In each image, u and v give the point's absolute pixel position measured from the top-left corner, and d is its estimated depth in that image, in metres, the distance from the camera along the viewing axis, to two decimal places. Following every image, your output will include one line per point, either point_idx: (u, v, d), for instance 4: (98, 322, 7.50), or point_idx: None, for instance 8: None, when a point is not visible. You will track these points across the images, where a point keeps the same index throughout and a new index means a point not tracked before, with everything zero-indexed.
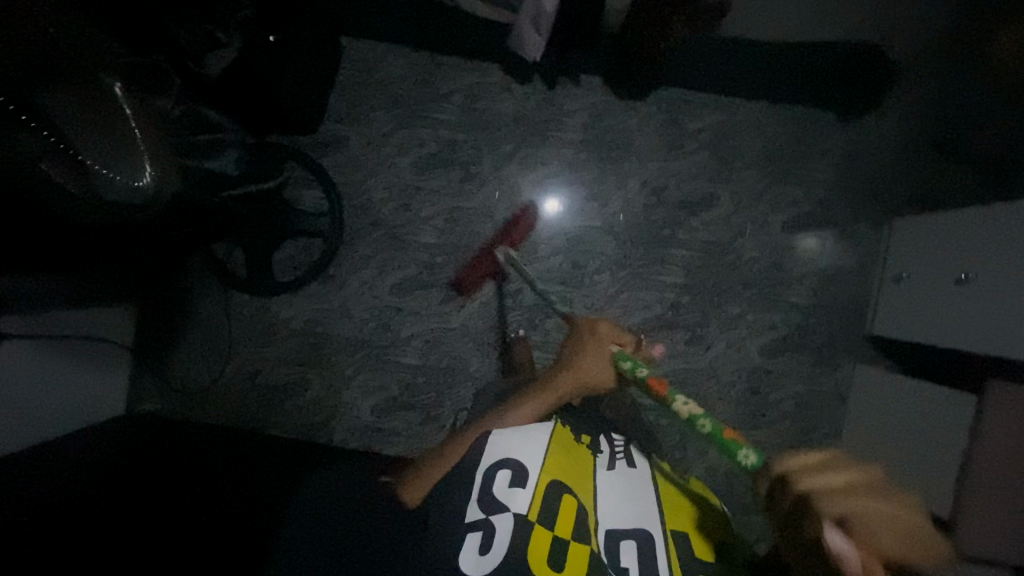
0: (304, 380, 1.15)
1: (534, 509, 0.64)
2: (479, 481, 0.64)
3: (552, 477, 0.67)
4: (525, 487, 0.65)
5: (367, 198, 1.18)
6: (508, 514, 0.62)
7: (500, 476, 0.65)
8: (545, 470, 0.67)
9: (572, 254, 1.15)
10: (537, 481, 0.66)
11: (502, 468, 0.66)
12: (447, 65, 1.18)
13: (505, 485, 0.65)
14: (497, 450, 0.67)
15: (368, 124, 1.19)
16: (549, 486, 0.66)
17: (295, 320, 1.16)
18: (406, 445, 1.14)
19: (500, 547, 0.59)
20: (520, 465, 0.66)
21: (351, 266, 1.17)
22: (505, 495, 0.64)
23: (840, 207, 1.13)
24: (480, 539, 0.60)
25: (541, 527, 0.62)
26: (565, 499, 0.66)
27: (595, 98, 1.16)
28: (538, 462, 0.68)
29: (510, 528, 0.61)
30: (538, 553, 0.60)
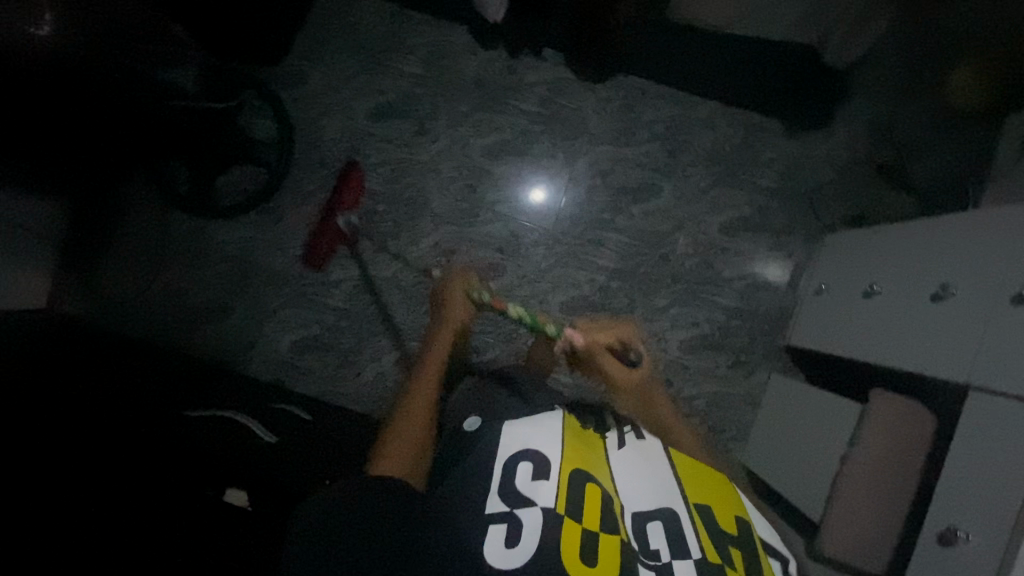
0: (227, 308, 1.15)
1: (561, 500, 0.55)
2: (499, 470, 0.58)
3: (576, 469, 0.60)
4: (550, 480, 0.58)
5: (319, 137, 1.17)
6: (536, 508, 0.54)
7: (523, 469, 0.58)
8: (566, 460, 0.61)
9: (512, 224, 1.16)
10: (561, 471, 0.59)
11: (523, 459, 0.59)
12: (417, 16, 1.17)
13: (528, 478, 0.57)
14: (515, 442, 0.61)
15: (330, 64, 1.18)
16: (573, 476, 0.59)
17: (229, 247, 1.16)
18: (321, 386, 1.14)
19: (530, 539, 0.51)
20: (540, 458, 0.60)
21: (293, 204, 1.17)
22: (529, 489, 0.56)
23: (777, 214, 1.15)
24: (505, 534, 0.51)
25: (571, 520, 0.54)
26: (590, 488, 0.58)
27: (556, 74, 1.16)
28: (558, 451, 0.61)
29: (540, 522, 0.52)
30: (570, 547, 0.51)
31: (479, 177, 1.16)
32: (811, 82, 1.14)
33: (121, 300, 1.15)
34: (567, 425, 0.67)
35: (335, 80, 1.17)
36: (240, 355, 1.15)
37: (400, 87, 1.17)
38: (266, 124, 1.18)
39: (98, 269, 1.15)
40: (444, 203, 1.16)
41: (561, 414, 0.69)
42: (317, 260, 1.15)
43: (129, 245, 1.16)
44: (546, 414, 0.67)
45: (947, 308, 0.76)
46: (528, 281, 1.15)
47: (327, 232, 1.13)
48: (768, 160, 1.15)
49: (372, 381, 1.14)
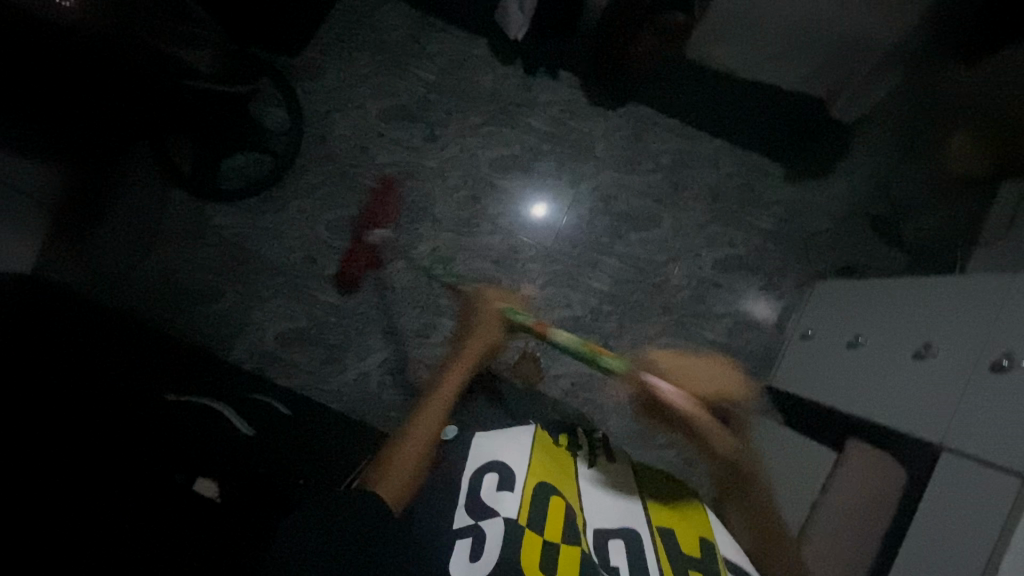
0: (218, 292, 1.14)
1: (523, 513, 0.61)
2: (467, 485, 0.64)
3: (541, 481, 0.65)
4: (513, 492, 0.63)
5: (329, 132, 1.17)
6: (498, 519, 0.59)
7: (487, 481, 0.64)
8: (532, 473, 0.66)
9: (511, 239, 1.16)
10: (525, 483, 0.64)
11: (489, 472, 0.65)
12: (440, 25, 1.19)
13: (493, 489, 0.63)
14: (484, 454, 0.67)
15: (348, 61, 1.18)
16: (537, 489, 0.64)
17: (227, 231, 1.16)
18: (303, 380, 1.13)
19: (491, 550, 0.56)
20: (506, 470, 0.65)
21: (296, 195, 1.17)
22: (493, 500, 0.62)
23: (772, 256, 1.17)
24: (470, 547, 0.57)
25: (532, 531, 0.59)
26: (554, 501, 0.63)
27: (571, 96, 1.18)
28: (524, 464, 0.66)
29: (501, 534, 0.58)
30: (530, 555, 0.56)
31: (483, 189, 1.17)
32: (816, 131, 1.16)
33: (111, 271, 1.14)
34: (539, 441, 0.71)
35: (352, 77, 1.18)
36: (223, 340, 1.13)
37: (415, 91, 1.18)
38: (278, 113, 1.18)
39: (90, 237, 1.13)
40: (447, 210, 1.17)
41: (535, 430, 0.72)
42: (348, 281, 1.15)
43: (124, 218, 1.14)
44: (519, 429, 0.71)
45: (927, 367, 0.78)
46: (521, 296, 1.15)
47: (358, 256, 1.16)
48: (767, 203, 1.17)
49: (354, 381, 1.14)
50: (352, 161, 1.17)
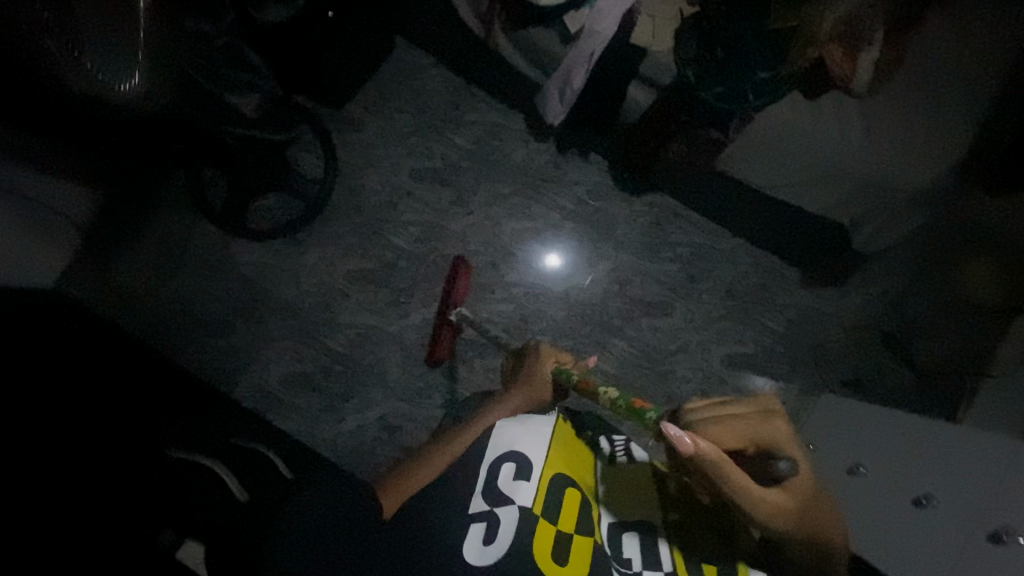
0: (229, 326, 1.16)
1: (538, 503, 0.66)
2: (485, 470, 0.70)
3: (557, 473, 0.70)
4: (530, 481, 0.68)
5: (360, 183, 1.20)
6: (515, 506, 0.65)
7: (506, 469, 0.69)
8: (550, 464, 0.70)
9: (522, 310, 1.17)
10: (542, 474, 0.69)
11: (508, 461, 0.70)
12: (479, 95, 1.23)
13: (511, 477, 0.68)
14: (506, 442, 0.72)
15: (388, 119, 1.22)
16: (553, 480, 0.69)
17: (248, 267, 1.18)
18: (298, 425, 1.13)
19: (505, 537, 0.63)
20: (524, 460, 0.70)
21: (320, 240, 1.19)
22: (511, 487, 0.67)
23: (780, 360, 1.16)
24: (484, 532, 0.64)
25: (547, 521, 0.65)
26: (569, 492, 0.69)
27: (597, 179, 1.21)
28: (543, 455, 0.71)
29: (517, 519, 0.64)
30: (543, 545, 0.63)
31: (501, 257, 1.19)
32: None
33: (127, 293, 1.14)
34: (559, 431, 0.75)
35: (389, 134, 1.22)
36: (228, 374, 1.14)
37: (449, 155, 1.21)
38: (313, 161, 1.21)
39: (111, 258, 1.15)
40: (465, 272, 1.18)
41: (556, 419, 0.76)
42: (432, 360, 1.13)
43: (148, 242, 1.16)
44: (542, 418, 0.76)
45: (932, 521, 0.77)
46: None
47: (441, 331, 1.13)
48: (780, 307, 1.18)
49: (349, 433, 1.13)
50: (378, 214, 1.20)
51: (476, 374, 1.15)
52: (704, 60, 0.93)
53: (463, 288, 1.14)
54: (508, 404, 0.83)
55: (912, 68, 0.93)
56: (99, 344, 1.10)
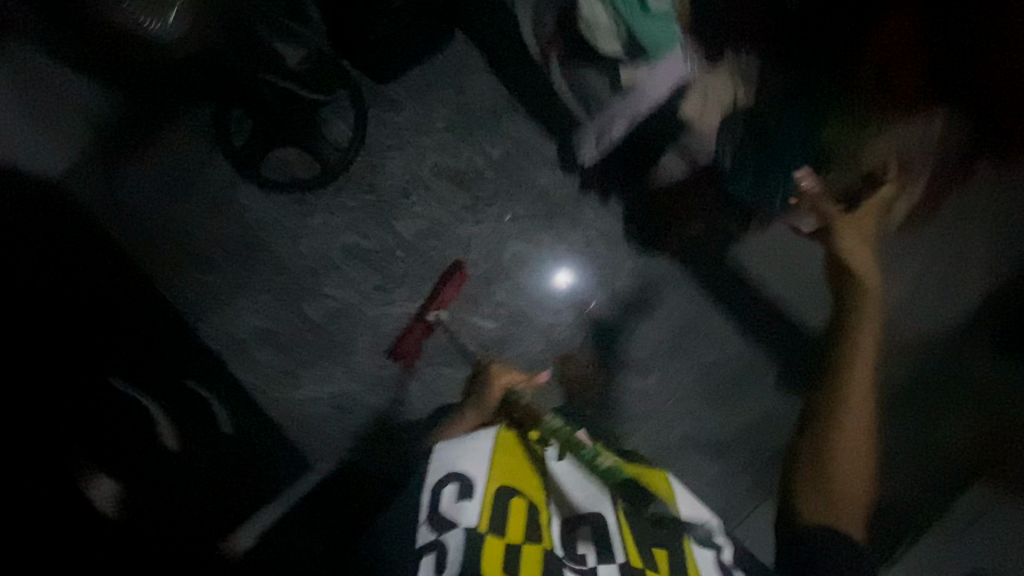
0: (213, 266, 1.15)
1: (484, 520, 0.72)
2: (428, 498, 0.74)
3: (501, 485, 0.76)
4: (473, 500, 0.73)
5: (381, 163, 1.19)
6: (459, 530, 0.70)
7: (449, 494, 0.74)
8: (493, 479, 0.76)
9: (500, 332, 1.15)
10: (485, 490, 0.74)
11: (450, 483, 0.75)
12: (522, 111, 1.21)
13: (455, 500, 0.73)
14: (448, 467, 0.76)
15: (426, 108, 1.21)
16: (497, 493, 0.75)
17: (249, 213, 1.17)
18: (254, 379, 1.12)
19: (453, 560, 0.68)
20: (467, 480, 0.75)
21: (326, 207, 1.18)
22: (456, 510, 0.73)
23: (743, 456, 1.12)
24: (434, 559, 0.69)
25: (493, 537, 0.70)
26: (514, 501, 0.75)
27: (610, 226, 1.16)
28: (485, 471, 0.76)
29: (462, 544, 0.69)
30: (493, 561, 0.68)
31: (496, 275, 1.17)
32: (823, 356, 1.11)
33: (124, 205, 1.14)
34: (500, 443, 0.79)
35: (423, 124, 1.20)
36: (198, 311, 1.13)
37: (475, 161, 1.20)
38: (342, 128, 1.19)
39: (119, 167, 1.14)
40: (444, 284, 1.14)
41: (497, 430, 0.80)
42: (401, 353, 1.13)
43: (157, 160, 1.15)
44: (482, 436, 0.79)
45: None
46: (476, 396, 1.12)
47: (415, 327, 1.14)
48: (755, 407, 1.13)
49: (301, 401, 1.12)
50: (390, 198, 1.19)
51: (439, 381, 1.14)
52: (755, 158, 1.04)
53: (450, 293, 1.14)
54: (462, 425, 0.89)
55: (939, 227, 1.08)
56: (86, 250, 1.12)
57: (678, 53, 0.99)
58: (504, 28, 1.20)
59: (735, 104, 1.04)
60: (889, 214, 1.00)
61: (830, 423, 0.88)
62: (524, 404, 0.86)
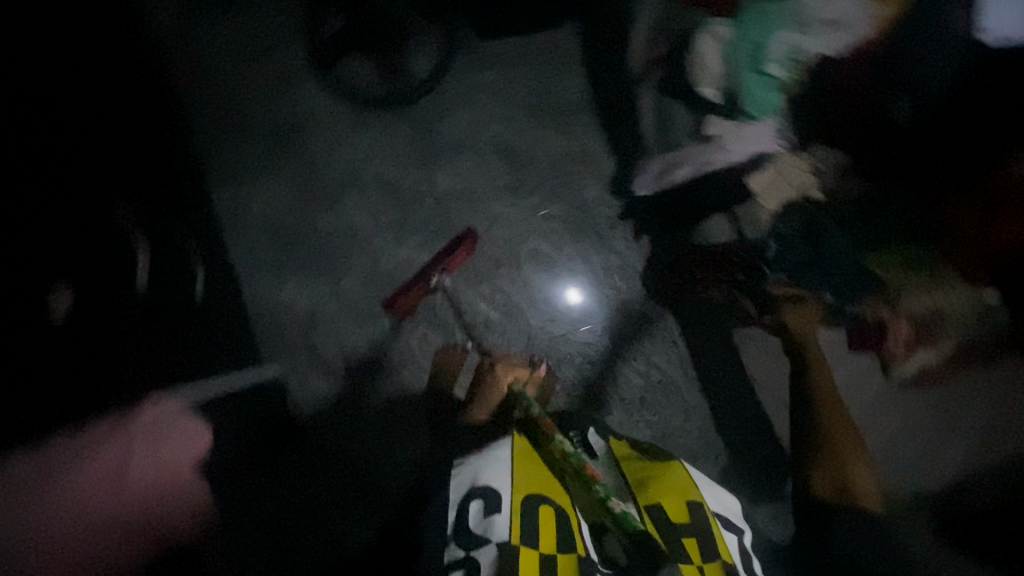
0: (249, 140, 1.14)
1: (514, 531, 0.72)
2: (452, 516, 0.76)
3: (527, 493, 0.77)
4: (501, 512, 0.74)
5: (445, 111, 1.17)
6: (489, 544, 0.71)
7: (473, 509, 0.76)
8: (516, 489, 0.77)
9: (490, 317, 1.13)
10: (512, 499, 0.76)
11: (475, 499, 0.77)
12: (602, 115, 1.15)
13: (481, 515, 0.75)
14: (471, 482, 0.79)
15: (511, 76, 1.16)
16: (524, 501, 0.76)
17: (304, 105, 1.16)
18: (243, 261, 1.11)
19: (484, 574, 0.68)
20: (491, 492, 0.77)
21: (378, 130, 1.17)
22: (485, 524, 0.73)
23: None
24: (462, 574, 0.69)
25: (526, 547, 0.70)
26: (544, 508, 0.75)
27: (633, 262, 1.12)
28: (507, 483, 0.78)
29: (493, 556, 0.69)
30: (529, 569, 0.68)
31: (509, 264, 1.15)
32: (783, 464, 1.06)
33: (191, 50, 1.14)
34: (517, 457, 0.82)
35: (501, 90, 1.17)
36: (216, 176, 1.12)
37: (536, 145, 1.16)
38: (424, 64, 1.17)
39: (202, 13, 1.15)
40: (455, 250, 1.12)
41: (511, 440, 0.85)
42: (394, 308, 1.10)
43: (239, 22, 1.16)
44: (500, 453, 0.82)
45: None
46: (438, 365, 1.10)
47: (415, 287, 1.10)
48: None
49: (279, 300, 1.10)
50: (440, 148, 1.17)
51: (413, 337, 1.11)
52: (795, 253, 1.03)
53: (461, 257, 1.12)
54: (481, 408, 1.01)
55: (943, 394, 1.04)
56: (139, 75, 1.13)
57: (773, 125, 1.01)
58: (623, 31, 1.15)
59: (804, 198, 1.03)
60: (898, 355, 1.01)
61: (821, 437, 1.00)
62: (541, 417, 0.88)
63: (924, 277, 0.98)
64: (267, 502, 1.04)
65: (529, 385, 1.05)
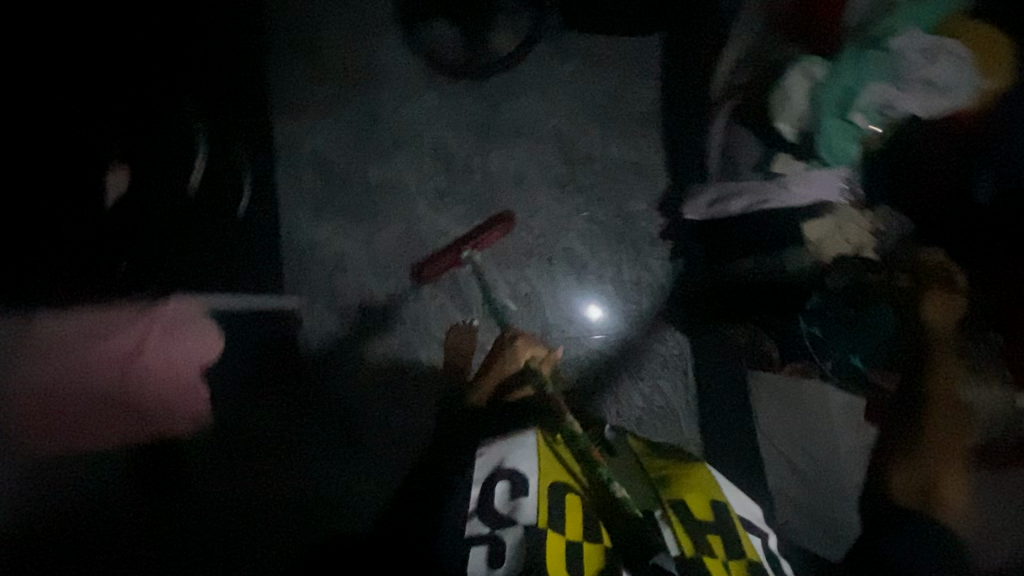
0: (319, 77, 1.15)
1: (542, 515, 0.71)
2: (478, 493, 0.75)
3: (552, 482, 0.75)
4: (528, 495, 0.73)
5: (514, 93, 1.17)
6: (518, 525, 0.71)
7: (500, 489, 0.75)
8: (544, 475, 0.75)
9: (508, 303, 1.12)
10: (538, 485, 0.74)
11: (500, 479, 0.75)
12: (667, 132, 1.15)
13: (507, 496, 0.74)
14: (499, 463, 0.77)
15: (587, 74, 1.17)
16: (551, 488, 0.74)
17: (380, 56, 1.17)
18: (287, 190, 1.12)
19: (510, 557, 0.68)
20: (519, 475, 0.75)
21: (445, 96, 1.17)
22: (513, 507, 0.73)
23: None
24: (486, 555, 0.70)
25: (553, 531, 0.69)
26: (569, 496, 0.74)
27: (661, 281, 1.11)
28: (535, 468, 0.76)
29: (519, 538, 0.70)
30: (554, 558, 0.67)
31: (540, 255, 1.14)
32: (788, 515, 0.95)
33: None
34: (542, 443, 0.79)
35: (573, 85, 1.17)
36: (280, 104, 1.13)
37: (595, 146, 1.16)
38: (506, 42, 1.17)
39: None
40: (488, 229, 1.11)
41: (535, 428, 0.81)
42: (424, 275, 1.10)
43: None
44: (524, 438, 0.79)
45: None
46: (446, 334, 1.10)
47: (445, 255, 1.10)
48: None
49: (311, 236, 1.11)
50: (501, 127, 1.17)
51: (431, 302, 1.12)
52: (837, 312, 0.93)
53: (489, 238, 1.11)
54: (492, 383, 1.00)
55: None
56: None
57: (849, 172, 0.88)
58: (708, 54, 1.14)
59: (856, 255, 0.93)
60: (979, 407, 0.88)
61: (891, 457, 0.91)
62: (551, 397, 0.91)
63: (956, 327, 0.90)
64: (260, 431, 1.04)
65: (545, 365, 1.02)
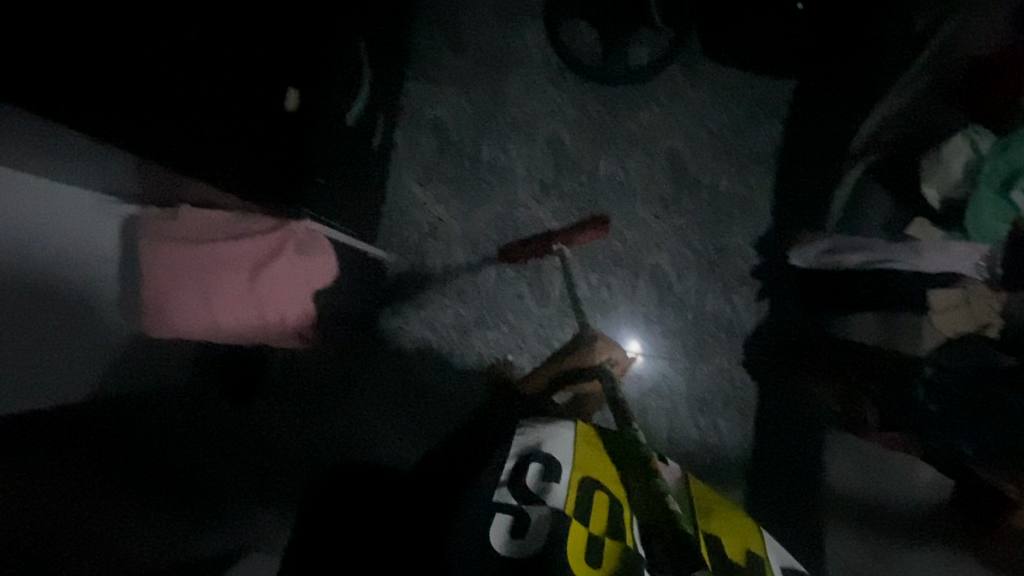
0: (457, 51, 1.17)
1: (569, 503, 0.63)
2: (510, 464, 0.68)
3: (584, 476, 0.66)
4: (558, 481, 0.65)
5: (638, 107, 1.18)
6: (542, 507, 0.63)
7: (532, 469, 0.67)
8: (577, 466, 0.67)
9: (586, 307, 1.14)
10: (569, 475, 0.66)
11: (532, 461, 0.67)
12: (781, 178, 1.15)
13: (537, 476, 0.66)
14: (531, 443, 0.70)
15: (713, 105, 1.18)
16: (581, 484, 0.65)
17: (519, 43, 1.19)
18: (401, 149, 1.15)
19: (533, 536, 0.61)
20: (552, 458, 0.67)
21: (569, 95, 1.18)
22: (541, 487, 0.65)
23: None
24: (506, 524, 0.63)
25: (577, 522, 0.62)
26: (600, 494, 0.65)
27: (744, 323, 1.12)
28: (570, 457, 0.67)
29: (542, 518, 0.62)
30: (574, 546, 0.60)
31: (627, 266, 1.14)
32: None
33: None
34: (581, 432, 0.71)
35: (698, 113, 1.18)
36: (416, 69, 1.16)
37: (705, 174, 1.17)
38: (642, 55, 1.18)
39: None
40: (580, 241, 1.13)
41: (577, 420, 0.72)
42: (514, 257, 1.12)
43: None
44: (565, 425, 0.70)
45: None
46: (522, 321, 1.11)
47: (535, 242, 1.12)
48: None
49: (414, 197, 1.13)
50: (617, 137, 1.18)
51: (512, 286, 1.12)
52: (951, 396, 0.80)
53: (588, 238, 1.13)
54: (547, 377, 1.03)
55: None
56: None
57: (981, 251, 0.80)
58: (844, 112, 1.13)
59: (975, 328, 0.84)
60: None
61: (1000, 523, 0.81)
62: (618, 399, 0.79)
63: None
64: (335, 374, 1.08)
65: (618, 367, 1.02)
